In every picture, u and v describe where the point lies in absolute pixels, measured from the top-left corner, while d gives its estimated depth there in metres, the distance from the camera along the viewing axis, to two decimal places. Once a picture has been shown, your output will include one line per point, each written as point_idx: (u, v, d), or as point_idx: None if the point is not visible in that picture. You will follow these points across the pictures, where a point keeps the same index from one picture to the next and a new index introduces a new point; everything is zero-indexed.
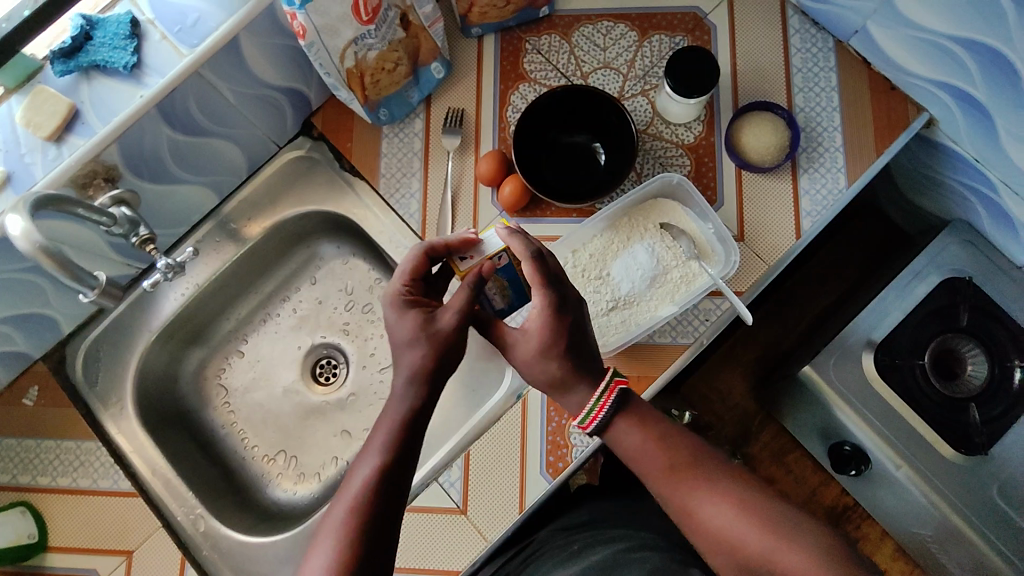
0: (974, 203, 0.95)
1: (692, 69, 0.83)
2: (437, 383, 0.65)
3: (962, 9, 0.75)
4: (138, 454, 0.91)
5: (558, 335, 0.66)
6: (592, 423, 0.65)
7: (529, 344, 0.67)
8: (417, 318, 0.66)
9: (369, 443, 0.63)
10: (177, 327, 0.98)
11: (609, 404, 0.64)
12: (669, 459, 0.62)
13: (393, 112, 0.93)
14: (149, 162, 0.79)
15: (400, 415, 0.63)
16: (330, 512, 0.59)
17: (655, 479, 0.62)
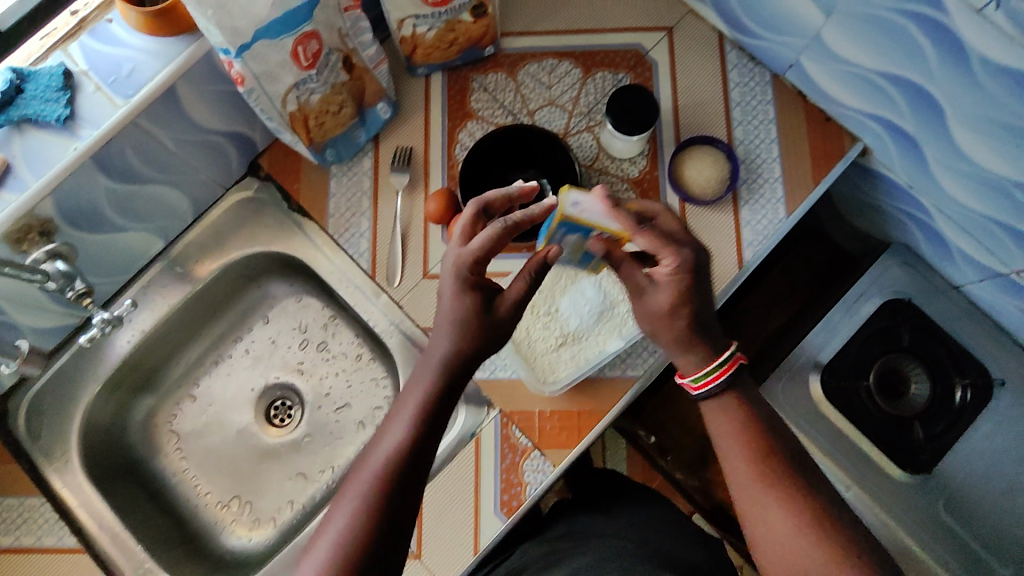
0: (911, 227, 0.98)
1: (633, 107, 0.85)
2: (467, 365, 0.67)
3: (885, 48, 0.77)
4: (84, 508, 0.89)
5: (684, 297, 0.68)
6: (704, 387, 0.68)
7: (658, 298, 0.68)
8: (469, 299, 0.66)
9: (396, 413, 0.67)
10: (124, 375, 0.97)
11: (726, 376, 0.67)
12: (754, 451, 0.64)
13: (340, 152, 0.92)
14: (86, 213, 0.78)
15: (430, 392, 0.66)
16: (357, 473, 0.64)
17: (738, 474, 0.64)
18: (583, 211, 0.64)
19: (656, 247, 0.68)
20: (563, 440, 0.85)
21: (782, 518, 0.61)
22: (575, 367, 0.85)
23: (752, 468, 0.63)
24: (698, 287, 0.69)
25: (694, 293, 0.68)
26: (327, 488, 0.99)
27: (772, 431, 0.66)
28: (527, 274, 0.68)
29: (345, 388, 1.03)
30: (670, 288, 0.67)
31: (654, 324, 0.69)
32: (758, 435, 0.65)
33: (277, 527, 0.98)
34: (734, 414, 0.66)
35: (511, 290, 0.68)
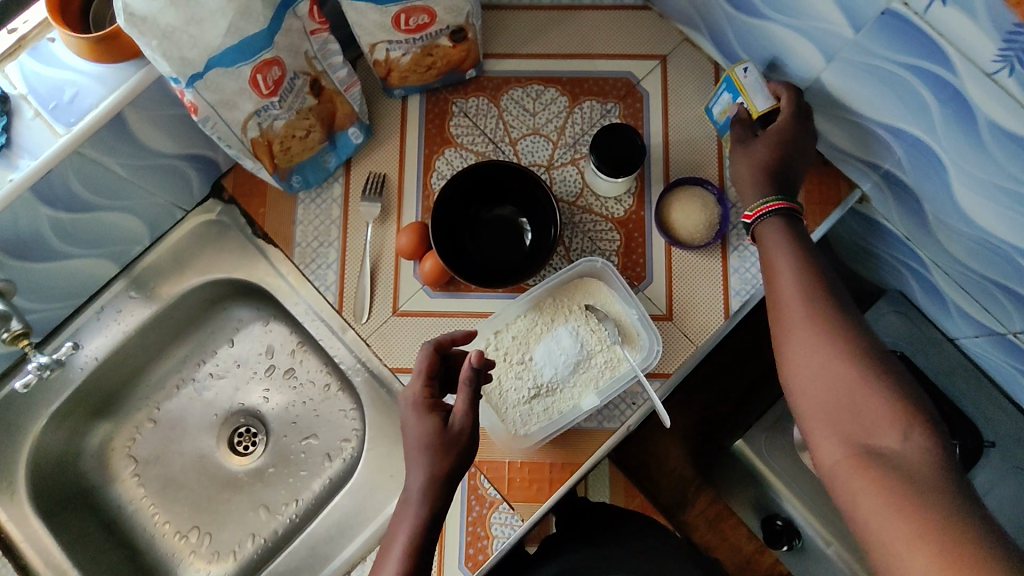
0: (907, 277, 0.94)
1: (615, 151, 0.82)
2: (446, 485, 0.63)
3: (889, 98, 0.73)
4: (30, 544, 0.85)
5: (781, 142, 0.76)
6: (756, 215, 0.72)
7: (750, 150, 0.77)
8: (428, 425, 0.64)
9: (388, 543, 0.62)
10: (78, 401, 0.92)
11: (779, 209, 0.70)
12: (804, 288, 0.65)
13: (308, 177, 0.87)
14: (26, 243, 0.73)
15: (417, 522, 0.61)
16: None
17: (785, 315, 0.65)
18: (746, 79, 0.80)
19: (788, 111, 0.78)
20: (533, 493, 0.81)
21: (824, 357, 0.60)
22: (548, 421, 0.80)
23: (794, 281, 0.65)
24: (790, 146, 0.76)
25: (791, 141, 0.77)
26: (290, 523, 0.95)
27: (816, 255, 0.68)
28: (464, 391, 0.64)
29: (312, 417, 0.98)
30: (766, 137, 0.76)
31: (742, 166, 0.76)
32: (804, 254, 0.67)
33: (237, 562, 0.94)
34: (784, 229, 0.70)
35: (457, 413, 0.64)
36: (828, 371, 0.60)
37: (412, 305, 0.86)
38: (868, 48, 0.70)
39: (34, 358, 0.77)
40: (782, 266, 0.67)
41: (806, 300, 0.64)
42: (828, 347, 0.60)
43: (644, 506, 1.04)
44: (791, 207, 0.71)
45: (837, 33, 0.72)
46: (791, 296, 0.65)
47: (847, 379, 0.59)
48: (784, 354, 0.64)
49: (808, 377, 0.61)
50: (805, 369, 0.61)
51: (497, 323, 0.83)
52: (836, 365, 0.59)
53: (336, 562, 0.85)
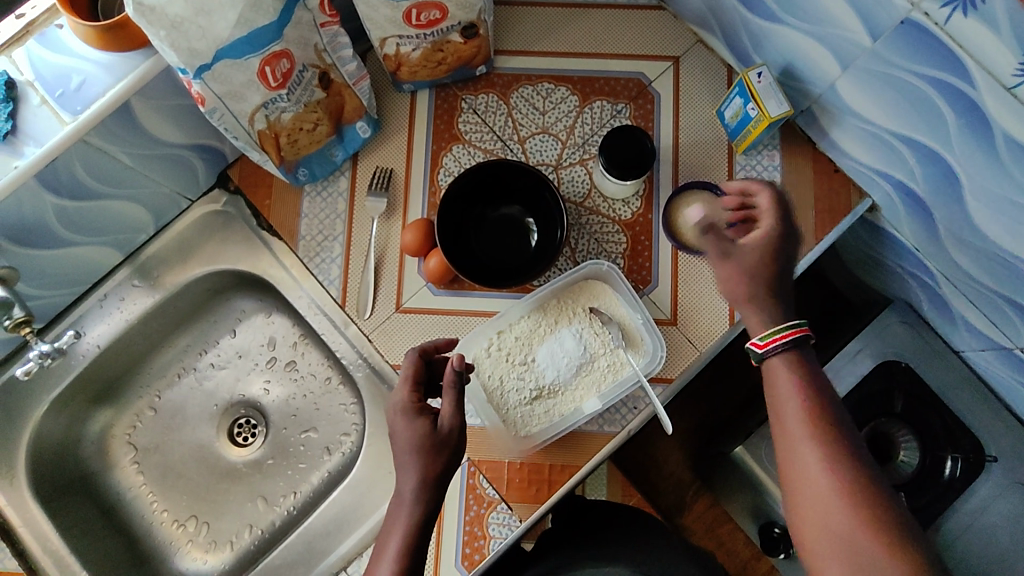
0: (915, 288, 0.93)
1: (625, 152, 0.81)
2: (439, 484, 0.62)
3: (904, 108, 0.72)
4: (28, 529, 0.85)
5: (775, 248, 0.65)
6: (770, 344, 0.62)
7: (745, 259, 0.65)
8: (419, 427, 0.63)
9: (379, 550, 0.61)
10: (79, 388, 0.92)
11: (792, 340, 0.62)
12: (815, 429, 0.58)
13: (314, 170, 0.87)
14: (30, 230, 0.72)
15: (410, 524, 0.61)
16: None
17: (793, 455, 0.58)
18: (760, 84, 0.80)
19: (769, 214, 0.66)
20: (531, 495, 0.81)
21: (839, 514, 0.54)
22: (549, 423, 0.80)
23: (803, 418, 0.58)
24: (787, 255, 0.66)
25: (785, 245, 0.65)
26: (288, 515, 0.95)
27: (831, 397, 0.60)
28: (450, 395, 0.64)
29: (313, 410, 0.98)
30: (757, 243, 0.65)
31: (734, 282, 0.65)
32: (812, 387, 0.60)
33: (234, 552, 0.94)
34: (794, 366, 0.61)
35: (444, 416, 0.63)
36: (846, 538, 0.53)
37: (415, 302, 0.86)
38: (886, 57, 0.69)
39: (35, 346, 0.77)
40: (794, 408, 0.59)
41: (821, 457, 0.56)
42: (845, 505, 0.54)
43: (638, 502, 1.03)
44: (805, 338, 0.62)
45: (855, 41, 0.70)
46: (803, 445, 0.57)
47: (864, 544, 0.52)
48: (793, 504, 0.57)
49: (825, 538, 0.54)
50: (820, 533, 0.54)
51: (501, 323, 0.82)
52: (856, 530, 0.53)
53: (333, 556, 0.84)
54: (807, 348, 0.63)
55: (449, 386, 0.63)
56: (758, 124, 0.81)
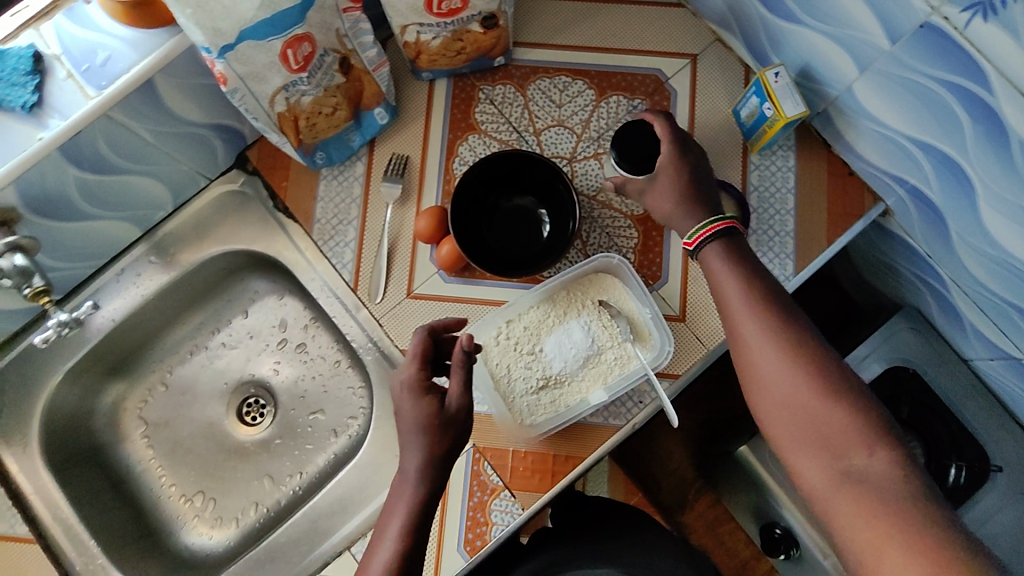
0: (925, 294, 0.93)
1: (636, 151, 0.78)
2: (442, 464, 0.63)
3: (921, 113, 0.72)
4: (39, 497, 0.87)
5: (681, 166, 0.77)
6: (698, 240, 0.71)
7: (661, 182, 0.76)
8: (426, 406, 0.63)
9: (382, 526, 0.62)
10: (94, 360, 0.94)
11: (721, 231, 0.71)
12: (752, 298, 0.65)
13: (331, 154, 0.88)
14: (53, 202, 0.74)
15: (414, 501, 0.62)
16: None
17: (735, 320, 0.65)
18: (777, 84, 0.80)
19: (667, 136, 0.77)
20: (534, 483, 0.81)
21: (783, 366, 0.61)
22: (554, 414, 0.81)
23: (738, 293, 0.66)
24: (696, 168, 0.78)
25: (693, 165, 0.77)
26: (294, 494, 0.97)
27: (765, 276, 0.67)
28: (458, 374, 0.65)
29: (321, 392, 1.00)
30: (667, 162, 0.77)
31: (663, 199, 0.76)
32: (746, 269, 0.67)
33: (239, 528, 0.96)
34: (726, 252, 0.69)
35: (452, 395, 0.65)
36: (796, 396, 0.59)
37: (426, 288, 0.86)
38: (905, 61, 0.69)
39: (54, 315, 0.79)
40: (737, 296, 0.66)
41: (759, 323, 0.63)
42: (786, 359, 0.61)
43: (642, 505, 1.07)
44: (732, 230, 0.71)
45: (874, 44, 0.70)
46: (747, 323, 0.64)
47: (804, 390, 0.59)
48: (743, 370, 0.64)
49: (772, 391, 0.61)
50: (774, 403, 0.61)
51: (511, 312, 0.83)
52: (797, 378, 0.60)
53: (337, 536, 0.86)
54: (737, 236, 0.71)
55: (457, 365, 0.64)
56: (774, 123, 0.81)
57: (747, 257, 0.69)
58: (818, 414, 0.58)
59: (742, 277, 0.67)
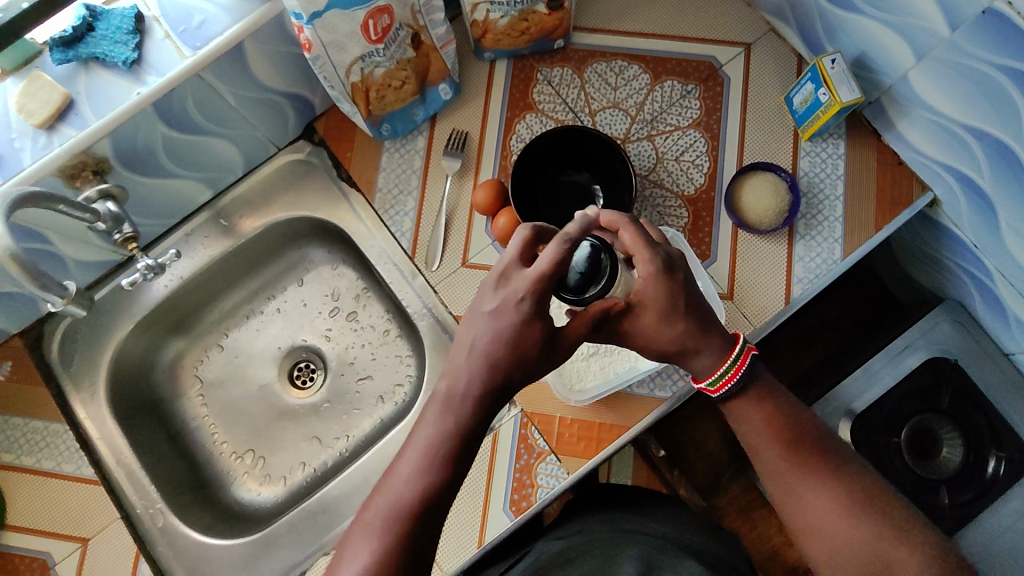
0: (969, 287, 0.94)
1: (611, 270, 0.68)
2: (498, 405, 0.61)
3: (976, 99, 0.74)
4: (104, 442, 0.91)
5: (667, 291, 0.63)
6: (722, 388, 0.68)
7: (647, 317, 0.64)
8: (536, 336, 0.59)
9: (411, 440, 0.60)
10: (159, 316, 0.98)
11: (740, 376, 0.67)
12: (784, 442, 0.66)
13: (396, 127, 0.92)
14: (141, 157, 0.79)
15: (452, 429, 0.59)
16: (368, 510, 0.58)
17: (774, 470, 0.66)
18: (833, 70, 0.82)
19: (639, 246, 0.64)
20: (580, 450, 0.84)
21: (828, 502, 0.64)
22: (603, 380, 0.84)
23: (772, 438, 0.66)
24: (685, 284, 0.65)
25: (680, 282, 0.64)
26: (340, 456, 1.00)
27: (794, 409, 0.68)
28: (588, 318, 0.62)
29: (369, 360, 1.03)
30: (648, 297, 0.63)
31: (654, 338, 0.65)
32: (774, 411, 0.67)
33: (286, 486, 0.99)
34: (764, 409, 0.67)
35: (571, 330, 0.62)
36: (854, 538, 0.62)
37: (481, 258, 0.90)
38: (963, 47, 0.71)
39: (141, 259, 0.81)
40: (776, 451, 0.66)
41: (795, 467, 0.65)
42: (831, 497, 0.64)
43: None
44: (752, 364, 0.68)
45: (933, 31, 0.73)
46: (802, 485, 0.65)
47: (856, 527, 0.63)
48: (790, 517, 0.66)
49: (825, 538, 0.63)
50: (841, 560, 0.62)
51: None
52: (846, 518, 0.63)
53: None
54: (761, 374, 0.69)
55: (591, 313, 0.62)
56: (828, 108, 0.83)
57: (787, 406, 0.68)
58: (873, 550, 0.61)
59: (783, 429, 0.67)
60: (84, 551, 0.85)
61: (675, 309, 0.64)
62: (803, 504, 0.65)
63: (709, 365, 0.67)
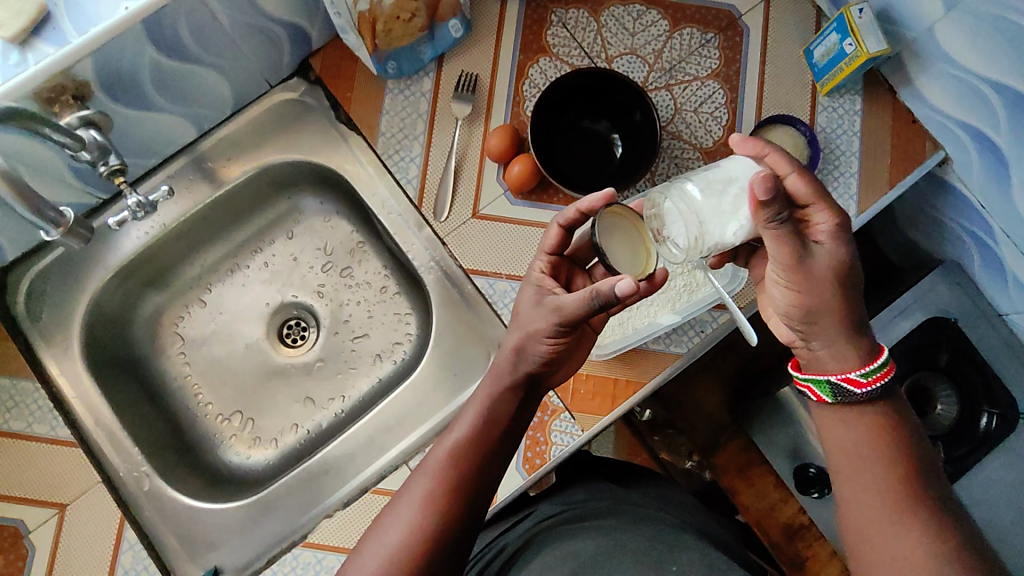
0: (969, 245, 0.95)
1: (613, 226, 0.69)
2: (537, 376, 0.69)
3: (1004, 52, 0.74)
4: (81, 401, 0.84)
5: (823, 275, 0.60)
6: (870, 383, 0.61)
7: (807, 295, 0.61)
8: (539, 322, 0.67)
9: (460, 414, 0.67)
10: (136, 267, 0.90)
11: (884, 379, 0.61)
12: (869, 449, 0.60)
13: (402, 66, 0.86)
14: (125, 84, 0.72)
15: (490, 397, 0.67)
16: (415, 478, 0.63)
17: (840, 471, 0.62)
18: (860, 20, 0.82)
19: (811, 194, 0.61)
20: (594, 407, 0.82)
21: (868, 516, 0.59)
22: (621, 335, 0.82)
23: (849, 439, 0.61)
24: (842, 276, 0.60)
25: (839, 277, 0.60)
26: (336, 418, 0.94)
27: (901, 423, 0.61)
28: (584, 295, 0.63)
29: (366, 317, 0.97)
30: (821, 274, 0.60)
31: (816, 310, 0.61)
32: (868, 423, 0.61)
33: (278, 449, 0.93)
34: (849, 423, 0.62)
35: (565, 299, 0.65)
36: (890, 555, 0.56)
37: (492, 209, 0.85)
38: None
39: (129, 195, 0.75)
40: (870, 479, 0.59)
41: (876, 479, 0.59)
42: (886, 505, 0.58)
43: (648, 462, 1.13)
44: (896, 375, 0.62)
45: None
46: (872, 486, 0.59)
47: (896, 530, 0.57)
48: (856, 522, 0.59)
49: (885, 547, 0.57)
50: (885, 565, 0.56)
51: None
52: (878, 510, 0.58)
53: (393, 452, 0.85)
54: (895, 393, 0.62)
55: (591, 293, 0.62)
56: (853, 60, 0.82)
57: (892, 430, 0.60)
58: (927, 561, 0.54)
59: (873, 447, 0.60)
60: (63, 516, 0.78)
61: (810, 276, 0.60)
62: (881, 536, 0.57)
63: (836, 359, 0.62)
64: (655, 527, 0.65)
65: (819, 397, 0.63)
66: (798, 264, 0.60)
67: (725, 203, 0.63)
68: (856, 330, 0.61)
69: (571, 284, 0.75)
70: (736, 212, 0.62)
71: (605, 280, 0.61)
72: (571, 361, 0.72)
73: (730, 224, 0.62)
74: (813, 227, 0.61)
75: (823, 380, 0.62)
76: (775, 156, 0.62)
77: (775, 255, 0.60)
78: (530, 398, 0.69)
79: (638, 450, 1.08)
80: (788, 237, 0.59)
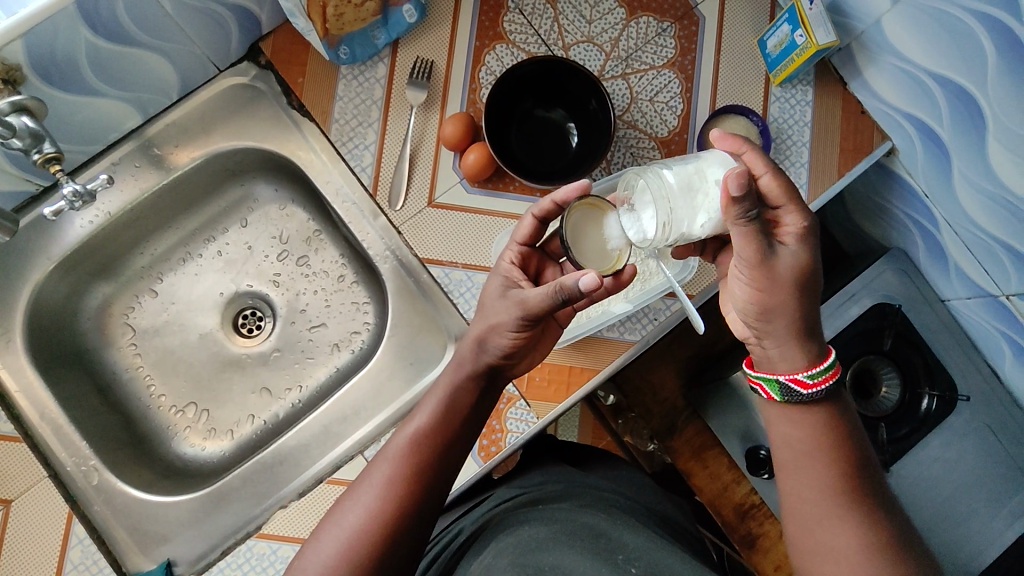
0: (914, 234, 0.98)
1: (583, 218, 0.70)
2: (487, 366, 0.68)
3: (947, 46, 0.77)
4: (24, 395, 0.82)
5: (784, 276, 0.60)
6: (816, 386, 0.62)
7: (766, 295, 0.61)
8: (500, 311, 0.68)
9: (417, 406, 0.67)
10: (82, 257, 0.88)
11: (830, 382, 0.63)
12: (810, 443, 0.62)
13: (354, 51, 0.84)
14: (60, 67, 0.70)
15: (447, 389, 0.67)
16: (369, 468, 0.63)
17: (784, 461, 0.64)
18: (810, 12, 0.82)
19: (783, 195, 0.61)
20: (549, 394, 0.83)
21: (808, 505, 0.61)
22: (577, 322, 0.83)
23: (793, 434, 0.64)
24: (802, 278, 0.61)
25: (800, 280, 0.61)
26: (292, 407, 0.94)
27: (841, 417, 0.63)
28: (549, 289, 0.63)
29: (323, 306, 0.96)
30: (783, 277, 0.60)
31: (774, 312, 0.62)
32: (811, 420, 0.63)
33: (234, 440, 0.92)
34: (794, 417, 0.64)
35: (528, 292, 0.65)
36: (828, 544, 0.58)
37: (448, 197, 0.85)
38: None
39: (66, 184, 0.72)
40: (811, 469, 0.61)
41: (818, 474, 0.61)
42: (826, 496, 0.60)
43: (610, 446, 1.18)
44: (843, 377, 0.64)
45: None
46: (812, 479, 0.61)
47: (834, 520, 0.59)
48: (799, 513, 0.61)
49: (823, 536, 0.59)
50: (823, 556, 0.58)
51: None
52: (818, 503, 0.60)
53: (348, 442, 0.85)
54: (841, 393, 0.65)
55: (554, 287, 0.62)
56: (803, 51, 0.83)
57: (832, 422, 0.63)
58: (859, 548, 0.57)
59: (815, 442, 0.62)
60: (7, 512, 0.76)
61: (772, 277, 0.61)
62: (821, 527, 0.59)
63: (785, 359, 0.63)
64: (603, 512, 0.66)
65: (769, 395, 0.65)
66: (760, 264, 0.60)
67: (697, 195, 0.63)
68: (807, 334, 0.63)
69: (540, 274, 0.76)
70: (706, 205, 0.63)
71: (570, 275, 0.61)
72: (533, 352, 0.73)
73: (699, 215, 0.63)
74: (781, 229, 0.62)
75: (772, 380, 0.64)
76: (752, 155, 0.62)
77: (740, 251, 0.61)
78: (484, 389, 0.69)
79: (602, 432, 1.19)
80: (754, 237, 0.59)
